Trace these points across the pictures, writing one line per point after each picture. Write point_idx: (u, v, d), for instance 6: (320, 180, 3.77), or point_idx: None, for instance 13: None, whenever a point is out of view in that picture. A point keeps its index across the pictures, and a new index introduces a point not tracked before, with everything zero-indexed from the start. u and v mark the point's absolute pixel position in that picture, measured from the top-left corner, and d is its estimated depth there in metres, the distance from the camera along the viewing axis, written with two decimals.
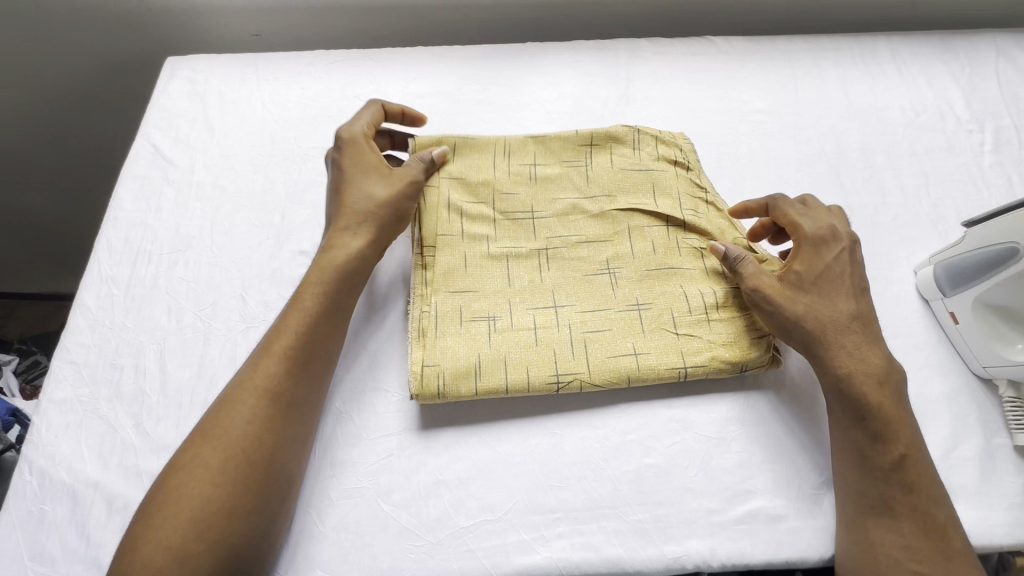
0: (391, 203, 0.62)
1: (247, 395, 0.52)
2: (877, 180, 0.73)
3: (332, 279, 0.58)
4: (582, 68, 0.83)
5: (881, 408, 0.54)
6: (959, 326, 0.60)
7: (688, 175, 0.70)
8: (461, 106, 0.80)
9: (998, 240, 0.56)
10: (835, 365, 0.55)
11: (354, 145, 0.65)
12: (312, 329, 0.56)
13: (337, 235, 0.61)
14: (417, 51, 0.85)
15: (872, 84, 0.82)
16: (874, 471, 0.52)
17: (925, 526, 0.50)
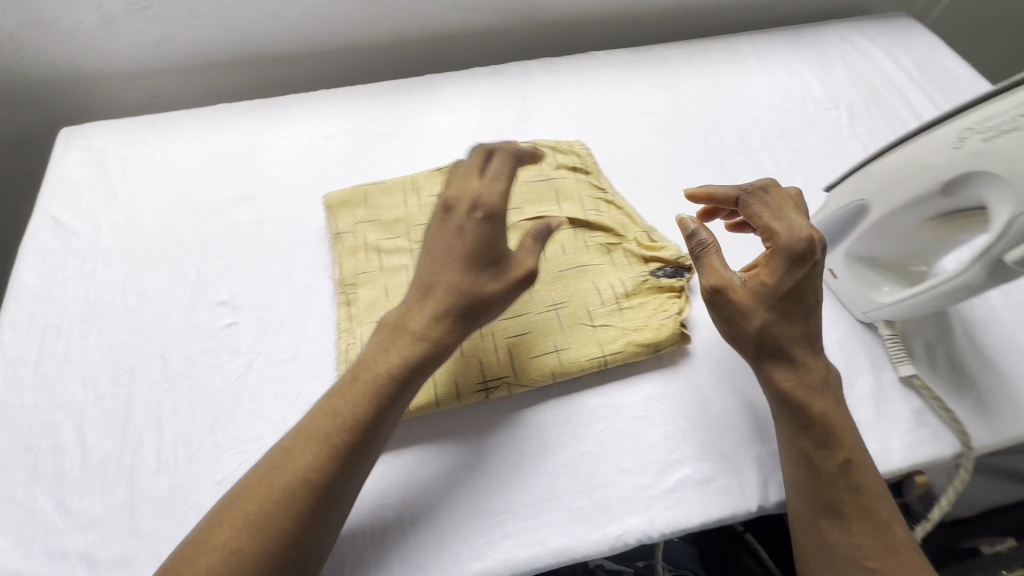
0: (496, 303, 0.54)
1: (293, 483, 0.46)
2: (755, 163, 0.81)
3: (400, 364, 0.51)
4: (481, 93, 0.87)
5: (824, 415, 0.54)
6: (838, 279, 0.66)
7: (588, 179, 0.75)
8: (368, 141, 0.82)
9: (850, 198, 0.60)
10: (781, 383, 0.56)
11: (493, 218, 0.54)
12: (371, 417, 0.50)
13: (427, 324, 0.53)
14: (320, 95, 0.87)
15: (741, 79, 0.91)
16: (824, 479, 0.53)
17: (874, 523, 0.52)
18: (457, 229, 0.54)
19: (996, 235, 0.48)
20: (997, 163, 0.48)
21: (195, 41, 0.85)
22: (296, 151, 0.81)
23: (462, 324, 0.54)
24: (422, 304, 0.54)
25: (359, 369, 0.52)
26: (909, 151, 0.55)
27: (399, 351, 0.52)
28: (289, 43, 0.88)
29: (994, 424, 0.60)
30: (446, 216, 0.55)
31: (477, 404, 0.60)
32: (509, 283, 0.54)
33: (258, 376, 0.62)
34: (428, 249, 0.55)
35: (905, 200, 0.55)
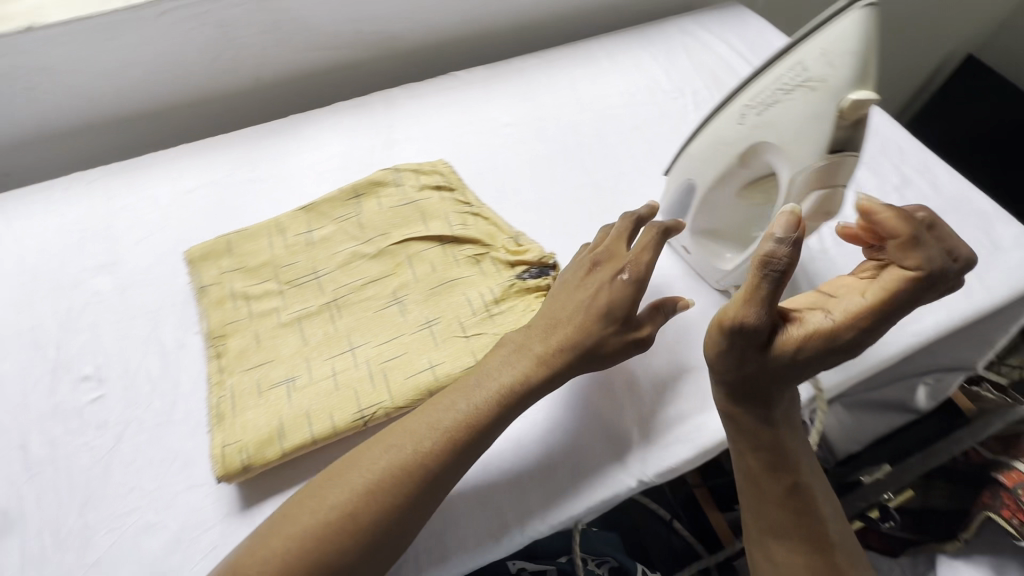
0: (614, 355, 0.59)
1: (412, 463, 0.51)
2: (614, 157, 0.86)
3: (521, 380, 0.57)
4: (346, 126, 0.89)
5: (780, 447, 0.56)
6: (691, 255, 0.70)
7: (452, 196, 0.78)
8: (233, 189, 0.82)
9: (679, 180, 0.65)
10: (741, 412, 0.55)
11: (639, 280, 0.59)
12: (494, 420, 0.55)
13: (551, 352, 0.58)
14: (180, 151, 0.86)
15: (595, 80, 0.96)
16: (769, 500, 0.57)
17: (816, 545, 0.55)
18: (603, 284, 0.60)
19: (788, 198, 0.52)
20: (770, 134, 0.52)
21: (36, 114, 0.82)
22: (158, 209, 0.79)
23: (578, 362, 0.58)
24: (545, 334, 0.59)
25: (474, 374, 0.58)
26: (712, 130, 0.58)
27: (530, 367, 0.57)
28: (141, 102, 0.86)
29: (839, 364, 0.67)
30: (596, 272, 0.61)
31: (359, 433, 0.60)
32: (630, 342, 0.59)
33: (129, 446, 0.60)
34: (562, 295, 0.61)
35: (717, 175, 0.59)
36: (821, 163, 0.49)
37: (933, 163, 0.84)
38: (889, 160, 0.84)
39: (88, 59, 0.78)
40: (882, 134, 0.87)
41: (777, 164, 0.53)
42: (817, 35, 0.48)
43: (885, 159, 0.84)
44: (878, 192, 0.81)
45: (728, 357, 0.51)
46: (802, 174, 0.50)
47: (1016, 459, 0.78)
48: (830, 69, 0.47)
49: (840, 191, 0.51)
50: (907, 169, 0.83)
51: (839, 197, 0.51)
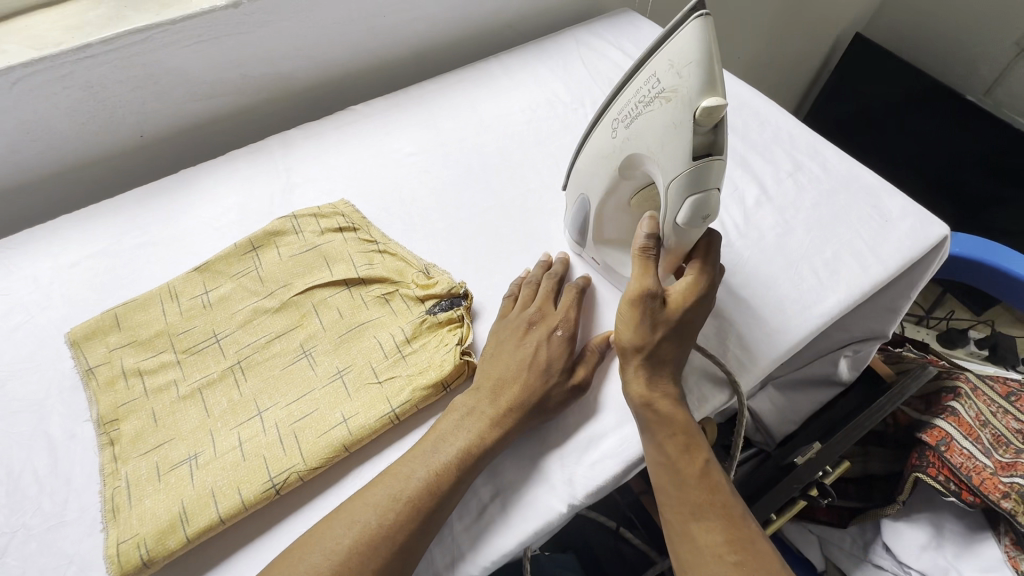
0: (560, 406, 0.61)
1: (377, 538, 0.50)
2: (520, 175, 0.86)
3: (478, 443, 0.56)
4: (241, 175, 0.85)
5: (687, 424, 0.56)
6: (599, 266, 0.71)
7: (356, 236, 0.75)
8: (123, 257, 0.77)
9: (576, 197, 0.67)
10: (659, 390, 0.56)
11: (571, 337, 0.64)
12: (459, 480, 0.55)
13: (501, 410, 0.58)
14: (61, 222, 0.80)
15: (495, 100, 0.96)
16: (687, 481, 0.54)
17: (733, 521, 0.53)
18: (542, 342, 0.63)
19: (667, 201, 0.54)
20: (643, 142, 0.55)
21: None
22: (39, 289, 0.74)
23: (529, 420, 0.59)
24: (492, 395, 0.60)
25: (434, 436, 0.57)
26: (597, 143, 0.61)
27: (488, 427, 0.57)
28: (10, 178, 0.80)
29: (755, 352, 0.68)
30: (532, 329, 0.64)
31: (271, 503, 0.57)
32: (574, 391, 0.62)
33: (16, 559, 0.55)
34: (505, 352, 0.63)
35: (608, 184, 0.61)
36: (691, 167, 0.51)
37: (821, 145, 0.88)
38: (781, 147, 0.88)
39: None
40: (772, 123, 0.91)
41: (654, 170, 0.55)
42: (664, 47, 0.51)
43: (778, 148, 0.88)
44: (773, 179, 0.84)
45: (639, 327, 0.56)
46: (675, 179, 0.52)
47: (935, 416, 0.83)
48: (679, 79, 0.49)
49: (713, 193, 0.53)
50: (799, 154, 0.87)
51: (714, 199, 0.53)
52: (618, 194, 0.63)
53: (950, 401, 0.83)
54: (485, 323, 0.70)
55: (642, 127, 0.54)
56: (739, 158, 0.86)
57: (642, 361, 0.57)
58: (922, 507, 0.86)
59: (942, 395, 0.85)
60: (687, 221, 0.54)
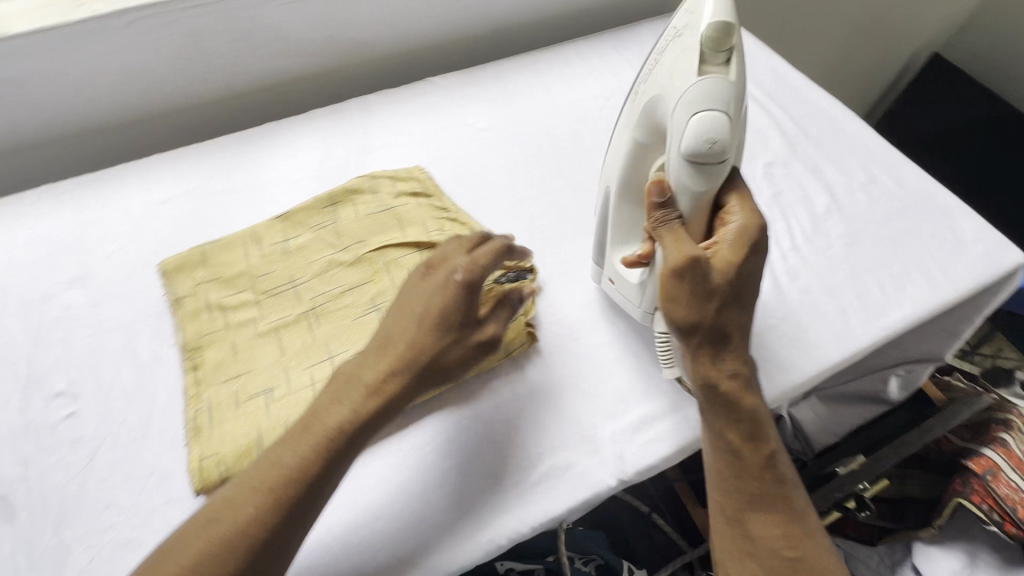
0: (455, 367, 0.56)
1: (230, 536, 0.46)
2: (588, 160, 0.87)
3: (350, 416, 0.51)
4: (321, 133, 0.88)
5: (755, 414, 0.55)
6: (616, 285, 0.68)
7: (429, 202, 0.78)
8: (207, 200, 0.81)
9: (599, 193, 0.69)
10: (724, 373, 0.54)
11: (473, 284, 0.55)
12: (328, 465, 0.50)
13: (383, 376, 0.52)
14: (153, 160, 0.85)
15: (569, 84, 0.97)
16: (749, 470, 0.54)
17: (792, 516, 0.54)
18: (437, 288, 0.55)
19: (676, 135, 0.54)
20: (659, 85, 0.57)
21: (1, 126, 0.80)
22: (131, 221, 0.79)
23: (416, 381, 0.53)
24: (378, 358, 0.54)
25: (307, 418, 0.52)
26: (615, 135, 0.64)
27: (360, 395, 0.52)
28: (110, 115, 0.85)
29: (816, 354, 0.68)
30: (429, 275, 0.57)
31: None
32: (466, 349, 0.56)
33: (104, 463, 0.59)
34: (405, 301, 0.56)
35: (627, 154, 0.62)
36: (694, 83, 0.53)
37: (897, 160, 0.87)
38: (856, 158, 0.87)
39: (53, 68, 0.77)
40: (848, 133, 0.90)
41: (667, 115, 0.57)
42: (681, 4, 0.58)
43: (852, 159, 0.87)
44: (844, 190, 0.83)
45: (686, 294, 0.53)
46: (682, 105, 0.53)
47: (984, 446, 0.82)
48: (688, 17, 0.55)
49: (721, 115, 0.52)
50: (873, 167, 0.86)
51: (721, 119, 0.52)
52: (637, 180, 0.63)
53: (1000, 434, 0.83)
54: (549, 299, 0.72)
55: (658, 72, 0.57)
56: (812, 165, 0.86)
57: (697, 336, 0.54)
58: (957, 536, 0.85)
59: (992, 427, 0.85)
60: (695, 152, 0.53)
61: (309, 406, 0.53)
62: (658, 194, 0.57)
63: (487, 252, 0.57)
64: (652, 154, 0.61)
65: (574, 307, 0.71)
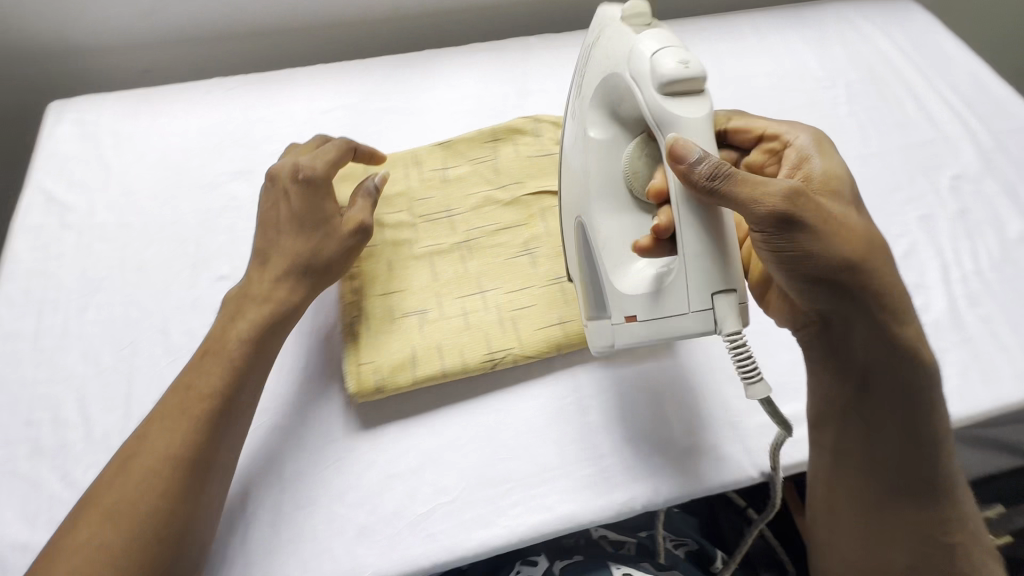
0: (338, 262, 0.61)
1: (161, 456, 0.49)
2: None
3: (252, 327, 0.56)
4: (480, 69, 0.86)
5: (934, 391, 0.52)
6: (640, 319, 0.49)
7: None
8: (366, 117, 0.81)
9: (579, 230, 0.57)
10: (901, 333, 0.51)
11: (311, 190, 0.61)
12: (249, 362, 0.55)
13: (269, 285, 0.58)
14: (316, 70, 0.85)
15: (741, 56, 0.90)
16: (918, 456, 0.53)
17: (954, 501, 0.54)
18: (280, 198, 0.61)
19: (640, 84, 0.48)
20: (595, 76, 0.54)
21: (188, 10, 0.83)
22: (294, 126, 0.80)
23: (302, 272, 0.59)
24: (263, 270, 0.59)
25: (210, 346, 0.55)
26: (569, 160, 0.58)
27: (260, 307, 0.57)
28: (284, 19, 0.86)
29: (993, 390, 0.62)
30: (275, 187, 0.62)
31: (483, 374, 0.61)
32: (339, 242, 0.60)
33: None
34: (270, 218, 0.61)
35: (594, 152, 0.54)
36: (637, 43, 0.49)
37: None
38: None
39: None
40: None
41: (623, 89, 0.51)
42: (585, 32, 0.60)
43: None
44: None
45: (840, 239, 0.47)
46: (637, 57, 0.49)
47: None
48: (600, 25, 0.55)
49: (676, 44, 0.48)
50: None
51: (678, 48, 0.47)
52: (610, 176, 0.54)
53: None
54: None
55: (590, 72, 0.55)
56: (1007, 186, 0.77)
57: (864, 288, 0.49)
58: None
59: None
60: (673, 79, 0.46)
61: (213, 335, 0.56)
62: (686, 157, 0.45)
63: (324, 163, 0.63)
64: (618, 147, 0.54)
65: None
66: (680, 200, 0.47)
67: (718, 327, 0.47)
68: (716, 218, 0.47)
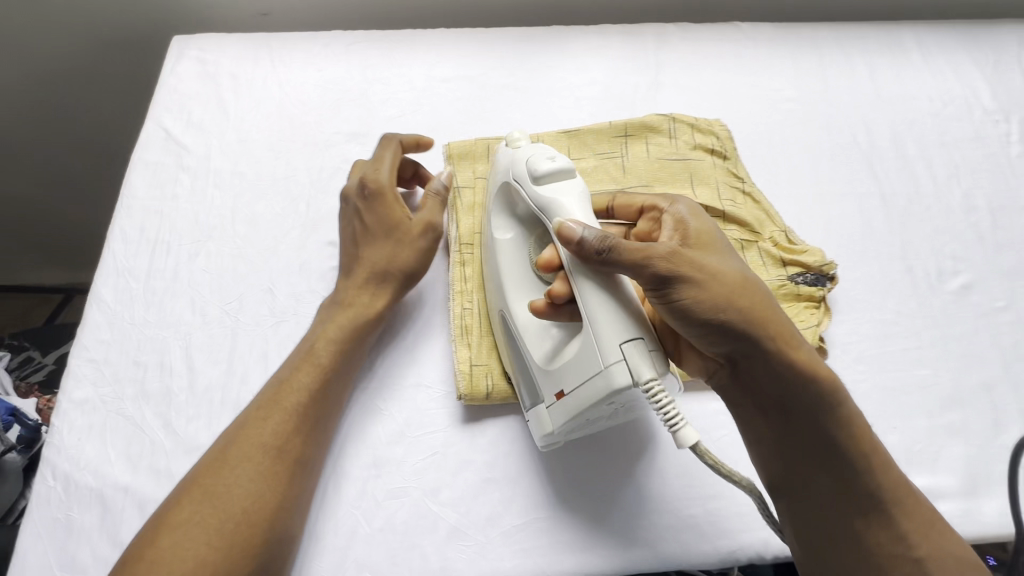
0: (419, 266, 0.59)
1: (260, 450, 0.49)
2: (909, 171, 0.73)
3: (341, 335, 0.55)
4: (610, 54, 0.80)
5: (840, 408, 0.48)
6: (569, 394, 0.49)
7: (724, 165, 0.70)
8: (487, 91, 0.77)
9: (501, 327, 0.57)
10: (796, 359, 0.47)
11: (380, 202, 0.58)
12: (344, 363, 0.54)
13: (354, 291, 0.57)
14: (439, 34, 0.81)
15: (899, 74, 0.81)
16: (844, 470, 0.48)
17: (908, 511, 0.47)
18: (353, 213, 0.59)
19: (521, 184, 0.54)
20: (494, 185, 0.59)
21: None
22: (413, 92, 0.76)
23: (392, 281, 0.57)
24: (347, 278, 0.58)
25: (301, 347, 0.55)
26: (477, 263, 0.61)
27: (345, 316, 0.56)
28: None
29: None
30: (346, 204, 0.60)
31: None
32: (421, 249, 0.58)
33: None
34: (344, 232, 0.60)
35: (506, 250, 0.57)
36: (519, 154, 0.56)
37: None
38: None
39: None
40: None
41: (512, 188, 0.56)
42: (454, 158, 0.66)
43: None
44: None
45: (714, 285, 0.47)
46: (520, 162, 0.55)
47: None
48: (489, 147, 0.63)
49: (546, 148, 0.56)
50: None
51: (547, 151, 0.55)
52: (521, 268, 0.56)
53: None
54: (840, 317, 0.63)
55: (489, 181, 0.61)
56: None
57: (755, 325, 0.47)
58: None
59: None
60: (548, 173, 0.53)
61: (304, 339, 0.56)
62: (574, 234, 0.46)
63: (387, 168, 0.60)
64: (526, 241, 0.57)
65: (866, 336, 0.62)
66: (574, 274, 0.48)
67: (635, 379, 0.44)
68: (608, 282, 0.47)
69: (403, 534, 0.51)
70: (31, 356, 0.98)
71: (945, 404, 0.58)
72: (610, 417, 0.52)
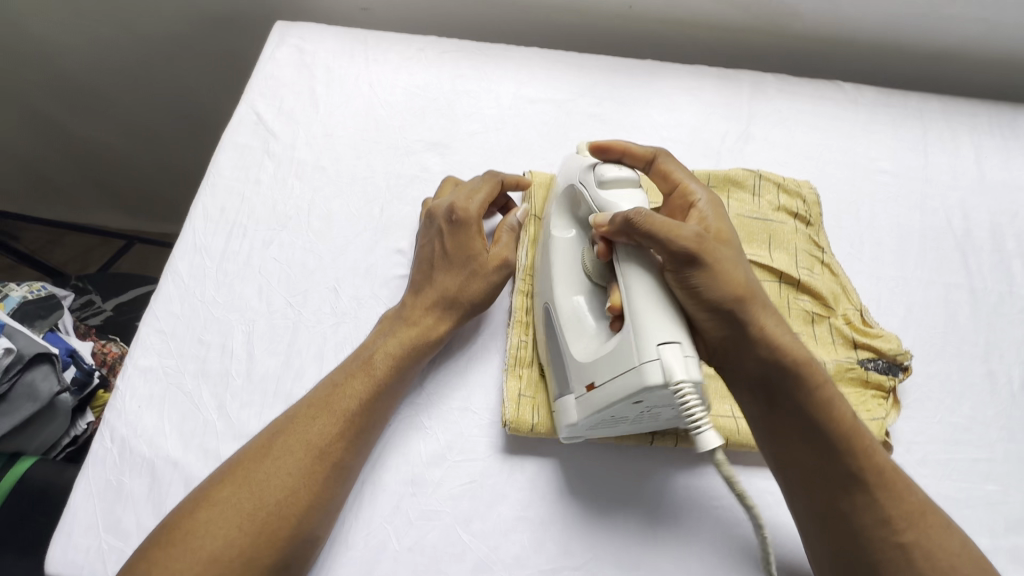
0: (485, 301, 0.59)
1: (303, 445, 0.49)
2: (1004, 267, 0.69)
3: (398, 350, 0.55)
4: (703, 98, 0.78)
5: (830, 396, 0.48)
6: (597, 388, 0.48)
7: (807, 232, 0.67)
8: (572, 119, 0.76)
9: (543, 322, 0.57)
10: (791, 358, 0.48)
11: (461, 231, 0.59)
12: (397, 378, 0.55)
13: (420, 311, 0.58)
14: (532, 54, 0.80)
15: (1008, 158, 0.76)
16: (829, 450, 0.46)
17: (895, 495, 0.46)
18: (434, 234, 0.60)
19: (585, 186, 0.54)
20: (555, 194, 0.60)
21: None
22: (498, 109, 0.76)
23: (456, 311, 0.58)
24: (414, 294, 0.59)
25: (358, 355, 0.56)
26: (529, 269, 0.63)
27: (404, 333, 0.56)
28: None
29: None
30: (429, 223, 0.61)
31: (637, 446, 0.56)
32: (490, 285, 0.59)
33: None
34: (419, 249, 0.61)
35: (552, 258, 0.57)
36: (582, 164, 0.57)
37: None
38: None
39: None
40: None
41: (573, 201, 0.57)
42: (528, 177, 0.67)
43: None
44: None
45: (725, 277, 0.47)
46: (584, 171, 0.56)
47: None
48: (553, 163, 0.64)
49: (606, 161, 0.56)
50: None
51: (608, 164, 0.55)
52: (561, 276, 0.55)
53: None
54: (909, 413, 0.59)
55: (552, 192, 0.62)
56: None
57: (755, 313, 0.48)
58: None
59: None
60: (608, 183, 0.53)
61: (362, 348, 0.56)
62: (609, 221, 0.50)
63: (477, 200, 0.60)
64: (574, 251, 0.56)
65: (936, 439, 0.58)
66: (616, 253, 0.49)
67: (666, 379, 0.43)
68: (648, 257, 0.48)
69: (431, 556, 0.51)
70: (92, 299, 1.02)
71: (1013, 526, 0.55)
72: (635, 421, 0.51)
